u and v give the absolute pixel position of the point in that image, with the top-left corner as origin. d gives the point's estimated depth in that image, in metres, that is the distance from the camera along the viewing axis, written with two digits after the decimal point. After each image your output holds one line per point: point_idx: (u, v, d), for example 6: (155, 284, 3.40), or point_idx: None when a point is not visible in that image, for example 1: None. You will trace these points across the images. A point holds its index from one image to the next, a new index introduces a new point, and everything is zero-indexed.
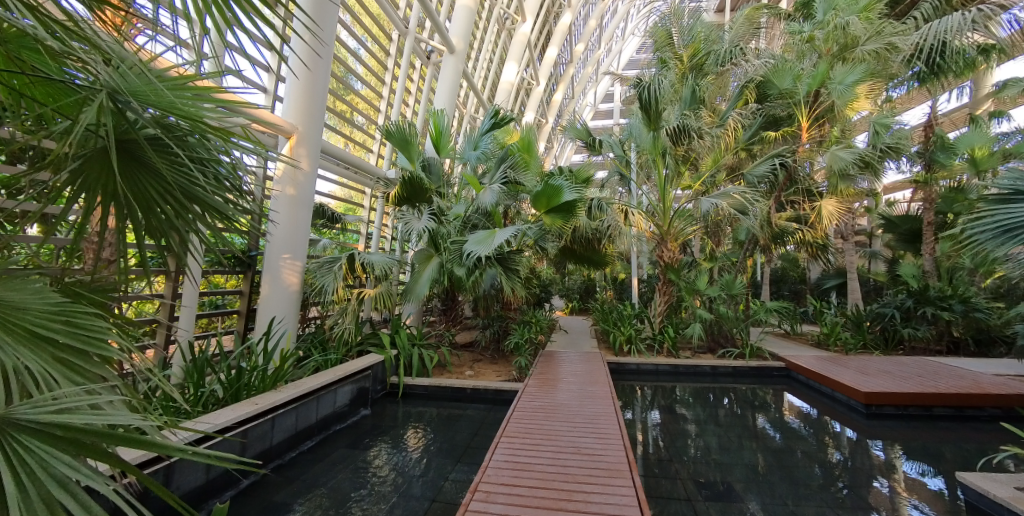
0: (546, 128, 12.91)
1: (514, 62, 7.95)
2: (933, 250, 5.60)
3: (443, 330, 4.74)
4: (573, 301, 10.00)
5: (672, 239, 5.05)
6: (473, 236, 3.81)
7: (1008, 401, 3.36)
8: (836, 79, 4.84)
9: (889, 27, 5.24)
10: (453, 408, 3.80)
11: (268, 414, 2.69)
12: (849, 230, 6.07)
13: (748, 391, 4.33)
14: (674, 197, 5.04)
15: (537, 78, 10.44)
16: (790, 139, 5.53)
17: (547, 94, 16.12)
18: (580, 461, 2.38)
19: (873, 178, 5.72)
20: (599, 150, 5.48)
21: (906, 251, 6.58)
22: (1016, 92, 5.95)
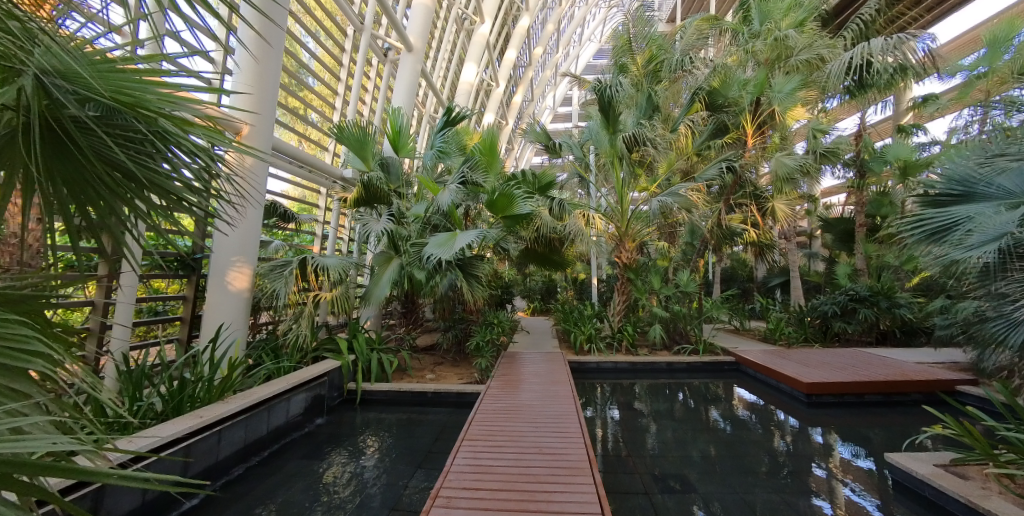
0: (507, 130, 12.94)
1: (474, 62, 7.92)
2: (864, 250, 6.07)
3: (403, 333, 4.59)
4: (534, 302, 10.10)
5: (630, 240, 5.15)
6: (433, 238, 3.69)
7: (929, 386, 3.69)
8: (776, 88, 5.29)
9: (821, 40, 5.66)
10: (414, 412, 3.71)
11: (214, 427, 2.53)
12: (792, 232, 6.44)
13: (701, 386, 4.53)
14: (631, 199, 5.16)
15: (497, 79, 10.42)
16: (739, 144, 5.81)
17: (508, 96, 16.20)
18: (544, 461, 2.38)
19: (813, 182, 6.13)
20: (559, 153, 5.56)
21: (842, 251, 7.08)
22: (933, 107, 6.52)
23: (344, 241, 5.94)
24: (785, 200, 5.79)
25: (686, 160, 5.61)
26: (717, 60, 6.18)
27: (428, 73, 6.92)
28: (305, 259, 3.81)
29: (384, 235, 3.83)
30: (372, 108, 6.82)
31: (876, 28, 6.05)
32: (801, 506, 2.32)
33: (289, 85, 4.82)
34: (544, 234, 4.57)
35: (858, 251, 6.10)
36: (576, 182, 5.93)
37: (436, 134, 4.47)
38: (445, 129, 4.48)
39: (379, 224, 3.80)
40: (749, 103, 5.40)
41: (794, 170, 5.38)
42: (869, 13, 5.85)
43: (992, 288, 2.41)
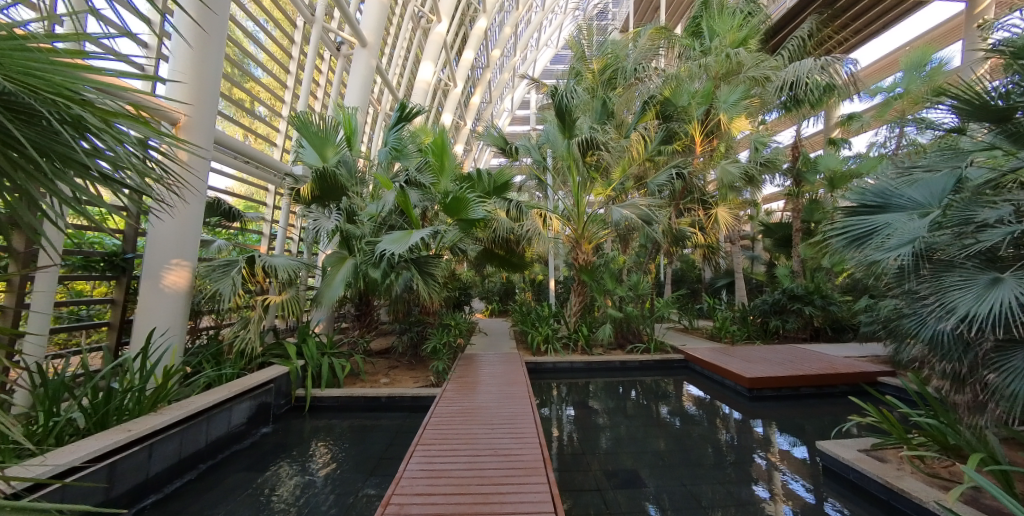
0: (465, 131, 12.87)
1: (431, 61, 7.82)
2: (800, 253, 6.54)
3: (356, 336, 4.44)
4: (493, 303, 10.09)
5: (586, 242, 5.25)
6: (388, 235, 3.62)
7: (854, 378, 4.02)
8: (722, 98, 5.67)
9: (764, 59, 6.05)
10: (367, 418, 3.61)
11: (144, 441, 2.34)
12: (736, 236, 6.73)
13: (652, 383, 4.69)
14: (587, 202, 5.27)
15: (454, 79, 10.35)
16: (688, 151, 6.11)
17: (466, 96, 16.14)
18: (498, 463, 2.39)
19: (755, 189, 6.51)
20: (516, 155, 5.58)
21: (781, 254, 7.59)
22: (857, 123, 7.13)
23: (294, 241, 5.69)
24: (728, 206, 6.04)
25: (639, 166, 5.81)
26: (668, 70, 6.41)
27: (383, 70, 6.77)
28: (253, 257, 3.62)
29: (336, 233, 3.78)
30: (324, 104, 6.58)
31: (809, 48, 6.53)
32: (742, 495, 2.45)
33: (233, 75, 4.56)
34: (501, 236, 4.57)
35: (795, 254, 6.56)
36: (534, 185, 5.97)
37: (389, 130, 4.37)
38: (397, 124, 4.37)
39: (329, 221, 3.75)
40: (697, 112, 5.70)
41: (737, 177, 5.74)
42: (803, 35, 6.32)
43: (905, 292, 2.64)
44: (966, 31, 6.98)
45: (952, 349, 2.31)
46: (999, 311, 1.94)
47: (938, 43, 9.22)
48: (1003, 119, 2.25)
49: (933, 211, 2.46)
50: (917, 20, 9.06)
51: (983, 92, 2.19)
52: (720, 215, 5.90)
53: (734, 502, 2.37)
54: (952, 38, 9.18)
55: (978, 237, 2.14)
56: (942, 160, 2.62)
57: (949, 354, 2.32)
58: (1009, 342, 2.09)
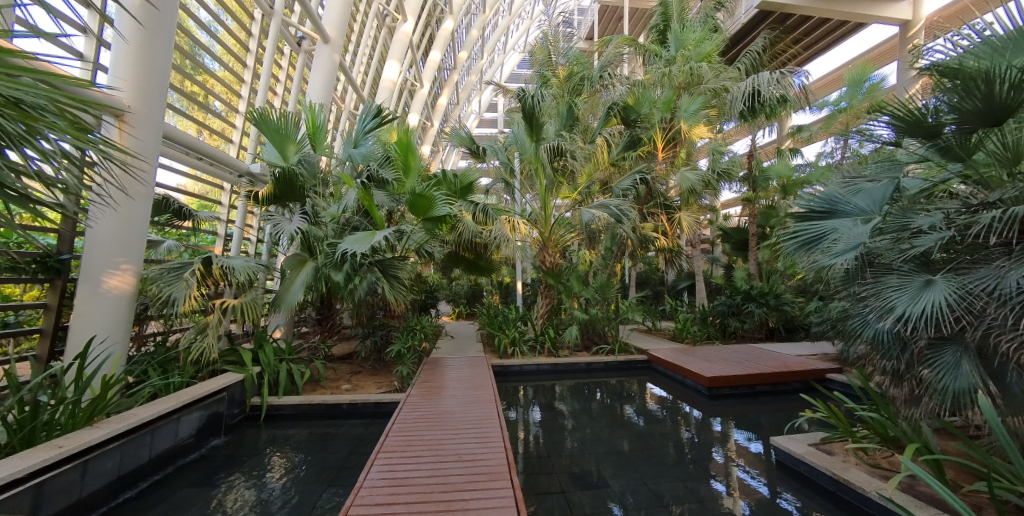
0: (432, 132, 12.76)
1: (396, 60, 7.73)
2: (756, 257, 6.86)
3: (317, 341, 4.28)
4: (460, 306, 10.01)
5: (553, 245, 5.30)
6: (350, 236, 3.53)
7: (805, 376, 4.25)
8: (683, 107, 5.92)
9: (723, 71, 6.34)
10: (327, 426, 3.49)
11: (79, 457, 2.15)
12: (697, 240, 6.98)
13: (617, 384, 4.79)
14: (554, 206, 5.32)
15: (421, 80, 10.26)
16: (650, 157, 6.31)
17: (433, 97, 16.01)
18: (461, 468, 2.35)
19: (714, 195, 6.80)
20: (483, 157, 5.58)
21: (739, 257, 7.95)
22: (806, 135, 7.59)
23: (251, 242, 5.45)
24: (689, 211, 6.27)
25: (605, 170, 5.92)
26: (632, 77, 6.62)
27: (348, 68, 6.64)
28: (210, 259, 3.41)
29: (297, 236, 3.55)
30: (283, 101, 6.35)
31: (764, 61, 6.86)
32: (701, 491, 2.52)
33: (184, 66, 4.34)
34: (467, 238, 4.55)
35: (752, 257, 6.88)
36: (501, 188, 5.97)
37: (362, 133, 4.31)
38: (372, 129, 4.34)
39: (291, 224, 3.54)
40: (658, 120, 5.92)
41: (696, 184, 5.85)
42: (757, 49, 6.65)
43: (848, 294, 2.80)
44: (901, 51, 7.61)
45: (892, 347, 2.46)
46: (931, 310, 2.09)
47: (875, 62, 9.99)
48: (932, 135, 2.35)
49: (875, 217, 2.62)
50: (858, 39, 9.79)
51: (917, 108, 2.31)
52: (682, 218, 6.14)
53: (694, 499, 2.44)
54: (889, 58, 9.97)
55: (914, 242, 2.30)
56: (882, 171, 2.79)
57: (889, 351, 2.46)
58: (940, 340, 2.24)
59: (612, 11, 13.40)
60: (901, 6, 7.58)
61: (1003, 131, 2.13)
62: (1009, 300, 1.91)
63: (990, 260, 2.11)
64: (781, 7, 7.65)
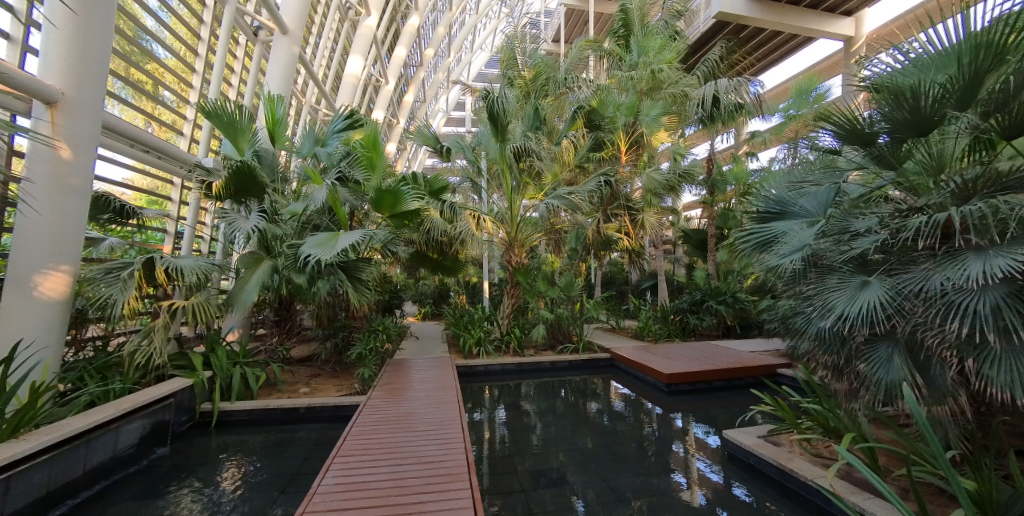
0: (398, 129, 12.55)
1: (359, 54, 7.55)
2: (714, 257, 7.15)
3: (275, 344, 4.12)
4: (426, 306, 9.89)
5: (519, 245, 5.34)
6: (311, 238, 3.39)
7: (757, 372, 4.46)
8: (644, 111, 6.08)
9: (683, 77, 6.58)
10: (283, 432, 3.36)
11: (1, 473, 1.95)
12: (659, 241, 7.15)
13: (581, 382, 4.87)
14: (520, 206, 5.34)
15: (386, 76, 10.08)
16: (614, 160, 6.46)
17: (399, 93, 15.73)
18: (421, 471, 2.31)
19: (675, 197, 7.03)
20: (449, 156, 5.53)
21: (698, 258, 8.25)
22: (760, 140, 7.98)
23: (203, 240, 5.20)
24: (651, 212, 6.45)
25: (570, 172, 6.03)
26: (598, 81, 6.78)
27: (308, 61, 6.45)
28: (152, 259, 3.18)
29: (254, 234, 3.37)
30: (238, 93, 6.08)
31: (723, 69, 7.05)
32: (659, 485, 2.59)
33: (130, 54, 4.17)
34: (435, 236, 4.49)
35: (711, 258, 7.16)
36: (468, 187, 5.96)
37: (331, 134, 4.25)
38: (341, 131, 4.29)
39: (248, 221, 3.37)
40: (623, 123, 6.09)
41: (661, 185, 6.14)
42: (714, 58, 6.88)
43: (794, 293, 2.96)
44: (845, 65, 8.14)
45: (832, 343, 2.58)
46: (867, 307, 2.23)
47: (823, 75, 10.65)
48: (867, 142, 2.51)
49: (820, 220, 2.78)
50: (806, 53, 10.44)
51: (859, 118, 2.44)
52: (644, 220, 6.32)
53: (653, 492, 2.51)
54: (834, 71, 10.67)
55: (852, 244, 2.45)
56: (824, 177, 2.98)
57: (829, 346, 2.60)
58: (875, 336, 2.41)
59: (577, 15, 13.65)
60: (844, 23, 8.13)
61: (929, 142, 2.32)
62: (935, 301, 2.09)
63: (917, 262, 2.29)
64: (737, 18, 7.94)
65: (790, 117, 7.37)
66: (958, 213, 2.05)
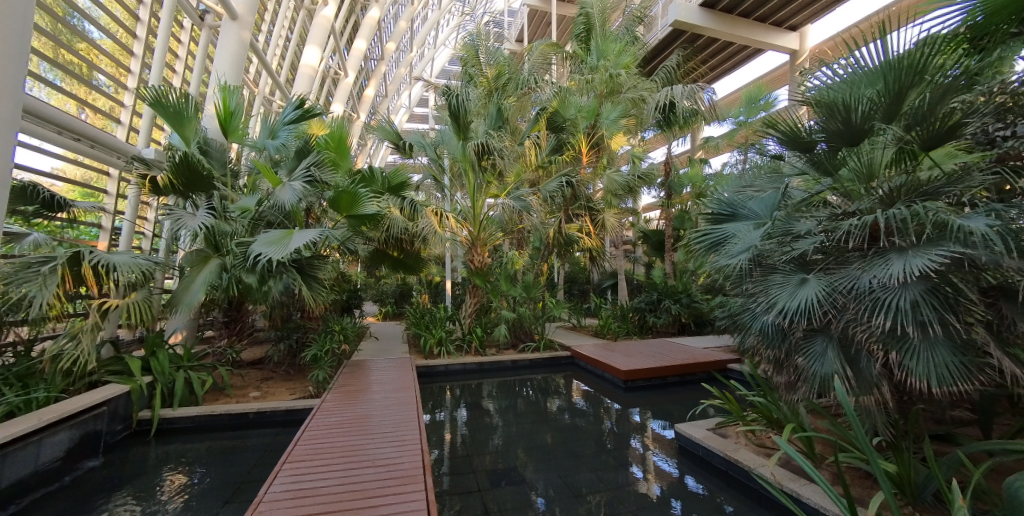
0: (359, 124, 12.23)
1: (316, 46, 7.32)
2: (671, 257, 7.44)
3: (223, 346, 3.94)
4: (387, 306, 9.71)
5: (481, 245, 5.35)
6: (263, 236, 3.24)
7: (708, 367, 4.67)
8: (604, 115, 6.22)
9: (641, 82, 6.79)
10: (232, 439, 3.20)
11: None
12: (619, 241, 7.35)
13: (542, 380, 4.94)
14: (483, 204, 5.33)
15: (345, 68, 9.78)
16: (576, 161, 6.58)
17: (359, 87, 15.30)
18: (375, 474, 2.26)
19: (635, 199, 7.23)
20: (410, 153, 5.43)
21: (656, 258, 8.55)
22: (713, 146, 8.37)
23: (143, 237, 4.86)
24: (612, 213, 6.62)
25: (533, 172, 6.08)
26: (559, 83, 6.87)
27: (259, 50, 6.16)
28: (80, 254, 2.92)
29: (201, 232, 3.27)
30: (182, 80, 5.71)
31: (679, 75, 7.28)
32: (616, 480, 2.65)
33: (58, 33, 3.89)
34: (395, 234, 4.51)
35: (668, 258, 7.45)
36: (431, 184, 5.89)
37: (281, 123, 4.08)
38: (293, 121, 4.09)
39: (195, 219, 3.23)
40: (584, 126, 6.21)
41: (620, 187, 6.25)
42: (671, 65, 7.11)
43: (742, 291, 3.11)
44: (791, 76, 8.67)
45: (775, 338, 2.73)
46: (805, 304, 2.36)
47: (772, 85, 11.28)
48: (806, 150, 2.68)
49: (766, 222, 2.92)
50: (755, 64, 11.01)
51: (802, 128, 2.58)
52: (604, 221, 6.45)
53: (610, 487, 2.56)
54: (782, 82, 11.31)
55: (793, 244, 2.59)
56: (767, 182, 3.16)
57: (772, 341, 2.74)
58: (812, 331, 2.57)
59: (540, 16, 13.81)
60: (790, 37, 8.63)
61: (861, 151, 2.50)
62: (864, 298, 2.25)
63: (850, 261, 2.45)
64: (692, 27, 8.20)
65: (741, 124, 7.75)
66: (884, 217, 2.21)
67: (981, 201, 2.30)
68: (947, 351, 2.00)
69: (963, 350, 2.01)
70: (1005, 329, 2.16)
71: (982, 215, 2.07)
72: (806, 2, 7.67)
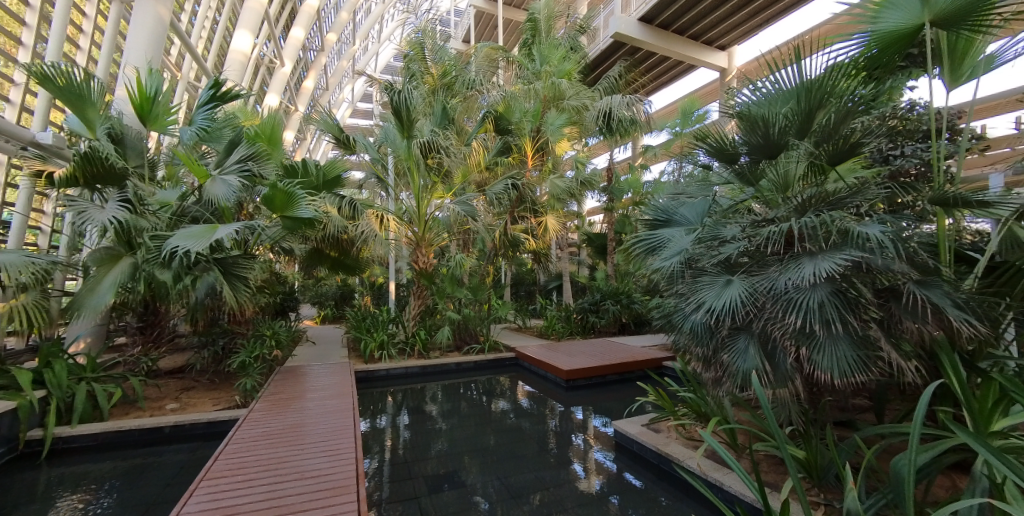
0: (297, 117, 11.66)
1: (248, 31, 6.90)
2: (613, 259, 7.75)
3: (137, 355, 3.60)
4: (326, 309, 9.27)
5: (426, 245, 5.27)
6: (183, 230, 2.97)
7: (645, 365, 4.91)
8: (549, 120, 6.36)
9: (584, 90, 7.02)
10: (146, 456, 2.91)
11: None
12: (564, 243, 7.55)
13: (485, 382, 4.96)
14: (429, 205, 5.25)
15: (281, 57, 9.30)
16: (521, 164, 6.67)
17: (298, 77, 14.55)
18: (302, 487, 2.14)
19: (579, 202, 7.45)
20: (353, 149, 5.21)
21: (599, 260, 8.87)
22: (651, 154, 8.84)
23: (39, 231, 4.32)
24: (556, 216, 6.78)
25: (479, 173, 6.09)
26: (505, 86, 6.95)
27: (180, 32, 5.70)
28: None
29: (110, 226, 2.90)
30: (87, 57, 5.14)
31: (620, 86, 7.61)
32: (555, 478, 2.70)
33: None
34: (331, 236, 4.54)
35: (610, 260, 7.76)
36: (374, 183, 5.73)
37: (197, 106, 3.62)
38: (209, 103, 3.64)
39: (104, 212, 2.87)
40: (528, 130, 6.33)
41: (563, 191, 6.39)
42: (613, 75, 7.40)
43: (675, 292, 3.26)
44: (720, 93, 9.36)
45: (704, 336, 2.88)
46: (730, 304, 2.52)
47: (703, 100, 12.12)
48: (731, 162, 2.88)
49: (697, 228, 3.09)
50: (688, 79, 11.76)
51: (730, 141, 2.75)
52: (546, 224, 6.58)
53: (550, 486, 2.60)
54: (711, 98, 12.18)
55: (720, 249, 2.76)
56: (697, 190, 3.35)
57: (701, 340, 2.89)
58: (736, 330, 2.74)
59: (487, 19, 13.94)
60: (718, 56, 9.27)
61: (777, 163, 2.72)
62: (780, 298, 2.43)
63: (768, 265, 2.65)
64: (632, 40, 8.60)
65: (676, 134, 8.22)
66: (798, 224, 2.40)
67: (875, 212, 2.61)
68: (846, 346, 2.21)
69: (860, 345, 2.24)
70: (894, 325, 2.36)
71: (877, 224, 2.31)
72: (732, 25, 8.29)
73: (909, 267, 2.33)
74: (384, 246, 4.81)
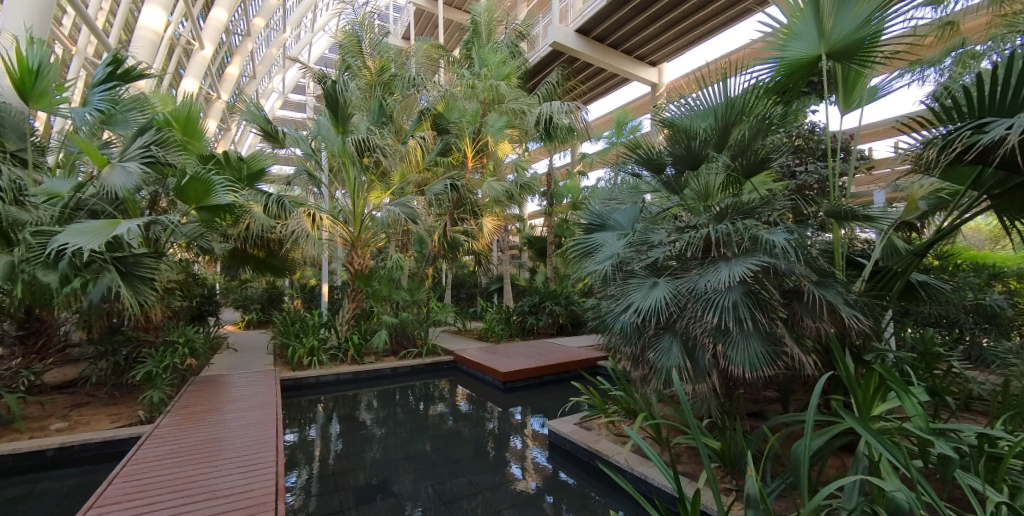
0: (219, 105, 10.79)
1: (160, 7, 6.28)
2: (552, 262, 7.96)
3: (16, 365, 3.21)
4: (250, 313, 8.63)
5: (362, 246, 5.13)
6: (75, 225, 2.64)
7: (580, 364, 5.11)
8: (489, 123, 6.39)
9: (523, 95, 7.12)
10: (30, 483, 2.56)
11: None
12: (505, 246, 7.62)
13: (423, 387, 4.89)
14: (365, 205, 5.09)
15: (200, 39, 8.57)
16: (461, 166, 6.64)
17: (221, 61, 13.46)
18: (212, 507, 1.98)
19: (521, 206, 7.56)
20: (281, 142, 4.86)
21: (540, 263, 9.06)
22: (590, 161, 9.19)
23: None
24: (495, 219, 6.85)
25: (418, 173, 5.98)
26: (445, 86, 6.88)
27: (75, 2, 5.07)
28: None
29: None
30: None
31: (559, 93, 7.81)
32: (490, 481, 2.72)
33: None
34: (257, 235, 4.33)
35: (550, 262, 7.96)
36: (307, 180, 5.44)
37: (93, 86, 3.22)
38: (107, 82, 3.25)
39: None
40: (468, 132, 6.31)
41: (501, 194, 6.45)
42: (552, 82, 7.55)
43: (607, 294, 3.40)
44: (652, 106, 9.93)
45: (632, 336, 3.03)
46: (655, 305, 2.66)
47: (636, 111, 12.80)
48: (658, 171, 3.06)
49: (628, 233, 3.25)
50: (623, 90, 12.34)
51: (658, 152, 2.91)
52: (485, 226, 6.61)
53: (484, 490, 2.61)
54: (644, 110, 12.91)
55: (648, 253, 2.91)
56: (628, 196, 3.52)
57: (630, 339, 3.04)
58: (661, 330, 2.91)
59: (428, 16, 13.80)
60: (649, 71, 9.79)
61: (699, 174, 2.92)
62: (699, 299, 2.60)
63: (690, 268, 2.83)
64: (570, 49, 8.88)
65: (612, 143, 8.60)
66: (715, 231, 2.59)
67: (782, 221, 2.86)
68: (754, 342, 2.42)
69: (766, 341, 2.46)
70: (796, 323, 2.59)
71: (781, 231, 2.55)
72: (660, 43, 8.79)
73: (807, 270, 2.59)
74: (318, 246, 4.57)
